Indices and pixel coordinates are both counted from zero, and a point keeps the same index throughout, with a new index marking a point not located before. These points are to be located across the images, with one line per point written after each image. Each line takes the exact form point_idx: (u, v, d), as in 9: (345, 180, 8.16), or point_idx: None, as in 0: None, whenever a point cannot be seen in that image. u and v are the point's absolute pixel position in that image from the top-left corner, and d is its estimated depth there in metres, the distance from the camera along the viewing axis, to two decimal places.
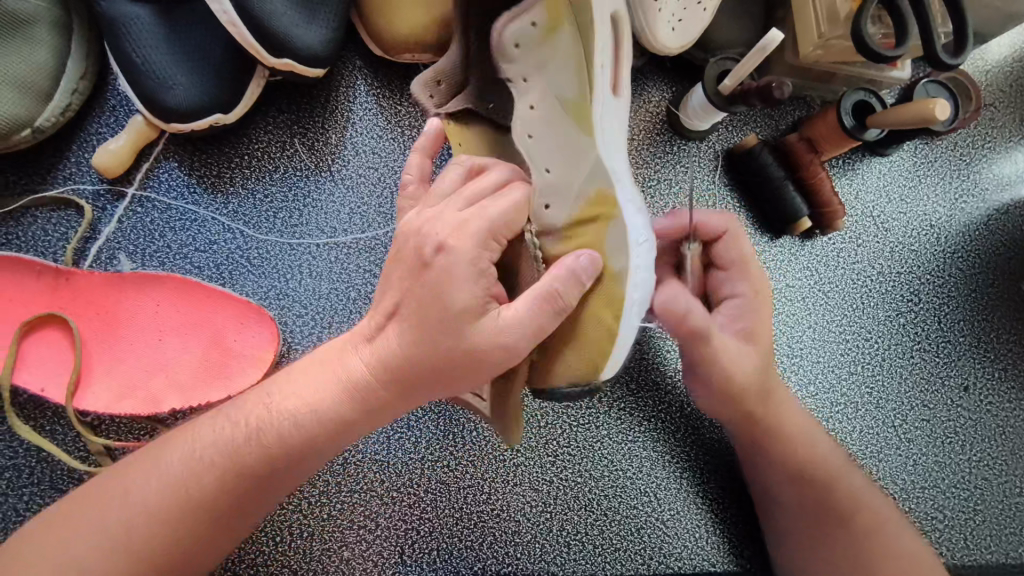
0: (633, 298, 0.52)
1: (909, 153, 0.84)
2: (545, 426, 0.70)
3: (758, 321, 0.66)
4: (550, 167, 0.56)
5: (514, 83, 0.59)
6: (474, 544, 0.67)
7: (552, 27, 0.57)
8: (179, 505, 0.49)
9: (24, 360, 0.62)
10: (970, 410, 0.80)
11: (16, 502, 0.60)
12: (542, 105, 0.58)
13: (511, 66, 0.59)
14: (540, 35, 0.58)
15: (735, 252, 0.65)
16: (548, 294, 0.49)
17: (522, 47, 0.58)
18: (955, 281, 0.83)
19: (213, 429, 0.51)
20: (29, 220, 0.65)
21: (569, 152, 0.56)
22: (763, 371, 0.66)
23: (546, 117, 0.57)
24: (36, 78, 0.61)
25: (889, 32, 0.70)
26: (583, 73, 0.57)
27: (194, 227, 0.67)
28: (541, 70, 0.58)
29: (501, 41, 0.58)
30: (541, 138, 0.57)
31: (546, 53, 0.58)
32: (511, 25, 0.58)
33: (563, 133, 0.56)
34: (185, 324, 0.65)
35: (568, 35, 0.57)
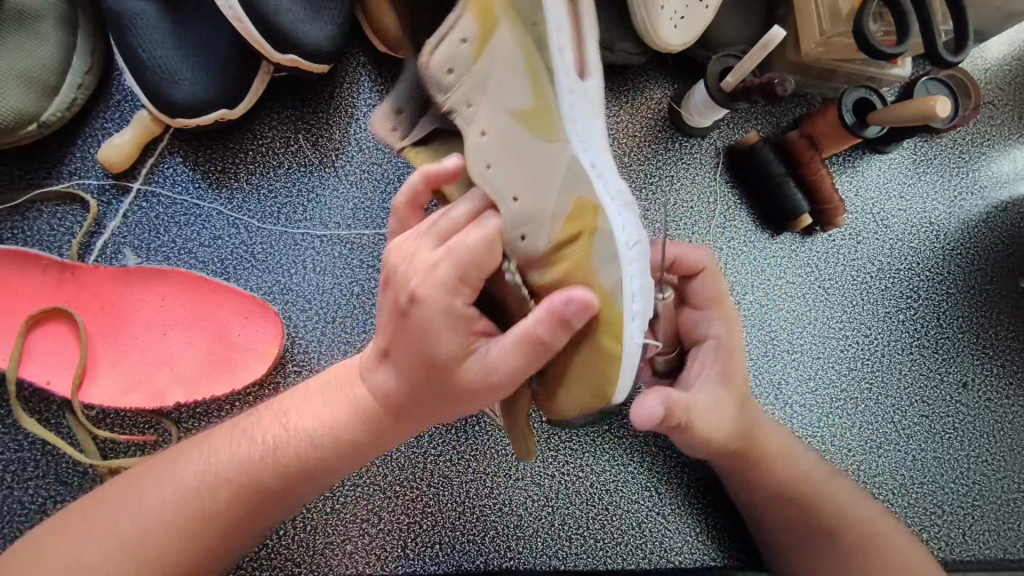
0: (634, 310, 0.48)
1: (909, 151, 0.85)
2: (547, 421, 0.71)
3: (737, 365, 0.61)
4: (518, 195, 0.49)
5: (456, 113, 0.52)
6: (477, 538, 0.67)
7: (484, 40, 0.50)
8: (195, 517, 0.51)
9: (30, 353, 0.62)
10: (969, 406, 0.80)
11: (21, 494, 0.60)
12: (496, 128, 0.50)
13: (450, 98, 0.51)
14: (474, 53, 0.50)
15: (711, 290, 0.64)
16: (526, 338, 0.46)
17: (458, 72, 0.50)
18: (954, 278, 0.83)
19: (231, 443, 0.53)
20: (34, 215, 0.65)
21: (538, 173, 0.50)
22: (739, 411, 0.62)
23: (503, 140, 0.50)
24: (42, 73, 0.61)
25: (891, 30, 0.70)
26: (536, 77, 0.50)
27: (198, 221, 0.68)
28: (484, 90, 0.51)
29: (432, 74, 0.50)
30: (502, 167, 0.50)
31: (487, 69, 0.50)
32: (440, 51, 0.50)
33: (522, 152, 0.50)
34: (189, 319, 0.65)
35: (506, 42, 0.50)
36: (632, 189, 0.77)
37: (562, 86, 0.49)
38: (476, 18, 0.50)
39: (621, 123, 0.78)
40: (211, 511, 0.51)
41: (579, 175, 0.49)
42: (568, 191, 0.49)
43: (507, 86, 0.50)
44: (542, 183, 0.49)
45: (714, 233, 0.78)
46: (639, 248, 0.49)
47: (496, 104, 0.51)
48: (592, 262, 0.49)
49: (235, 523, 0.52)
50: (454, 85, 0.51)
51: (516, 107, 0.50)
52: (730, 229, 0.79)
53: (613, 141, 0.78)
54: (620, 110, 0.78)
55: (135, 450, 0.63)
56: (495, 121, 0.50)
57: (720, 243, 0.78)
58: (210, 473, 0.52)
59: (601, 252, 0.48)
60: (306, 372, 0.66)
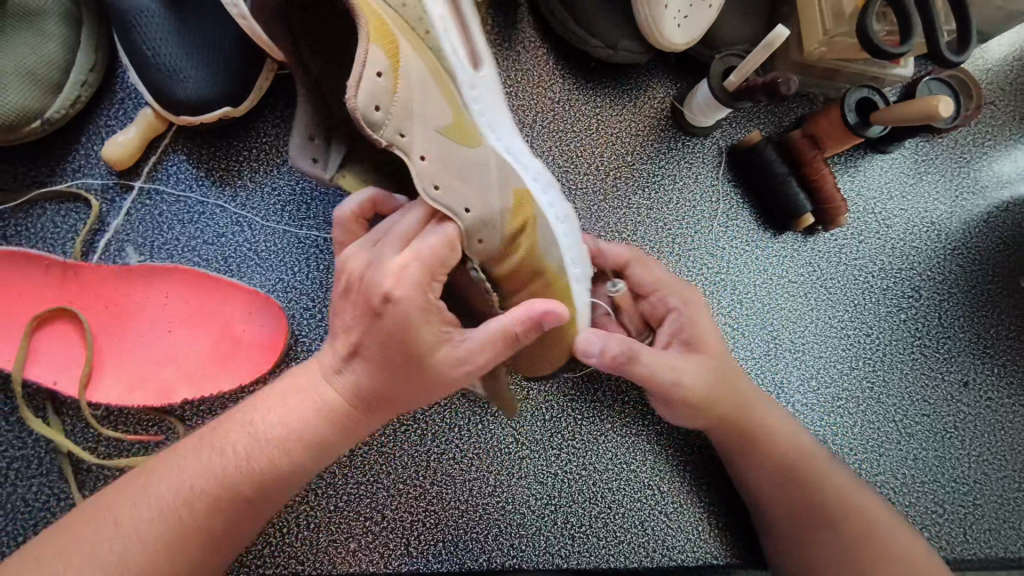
0: (576, 274, 0.60)
1: (910, 151, 0.85)
2: (551, 419, 0.71)
3: (699, 326, 0.64)
4: (469, 206, 0.52)
5: (393, 145, 0.49)
6: (480, 536, 0.67)
7: (394, 69, 0.48)
8: (178, 530, 0.48)
9: (36, 353, 0.62)
10: (969, 405, 0.80)
11: (25, 491, 0.61)
12: (435, 150, 0.51)
13: (384, 132, 0.48)
14: (391, 86, 0.48)
15: (647, 275, 0.67)
16: (504, 335, 0.49)
17: (384, 107, 0.48)
18: (955, 278, 0.84)
19: (200, 459, 0.50)
20: (38, 212, 0.65)
21: (478, 179, 0.54)
22: (718, 377, 0.63)
23: (444, 159, 0.52)
24: (46, 70, 0.61)
25: (894, 30, 0.70)
26: (449, 93, 0.54)
27: (202, 219, 0.68)
28: (411, 117, 0.50)
29: (360, 114, 0.46)
30: (450, 186, 0.51)
31: (409, 96, 0.50)
32: (362, 90, 0.46)
33: (462, 165, 0.53)
34: (193, 316, 0.65)
35: (414, 66, 0.50)
36: (635, 187, 0.78)
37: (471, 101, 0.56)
38: (380, 47, 0.47)
39: (624, 122, 0.78)
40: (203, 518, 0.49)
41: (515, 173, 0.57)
42: (507, 187, 0.56)
43: (429, 107, 0.51)
44: (484, 193, 0.54)
45: (716, 233, 0.79)
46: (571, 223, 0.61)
47: (425, 127, 0.51)
48: (540, 245, 0.58)
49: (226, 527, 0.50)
50: (382, 121, 0.48)
51: (440, 125, 0.52)
52: (732, 228, 0.79)
53: (616, 140, 0.78)
54: (623, 109, 0.79)
55: (138, 450, 0.62)
56: (433, 145, 0.51)
57: (723, 242, 0.79)
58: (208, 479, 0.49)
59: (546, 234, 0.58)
60: None
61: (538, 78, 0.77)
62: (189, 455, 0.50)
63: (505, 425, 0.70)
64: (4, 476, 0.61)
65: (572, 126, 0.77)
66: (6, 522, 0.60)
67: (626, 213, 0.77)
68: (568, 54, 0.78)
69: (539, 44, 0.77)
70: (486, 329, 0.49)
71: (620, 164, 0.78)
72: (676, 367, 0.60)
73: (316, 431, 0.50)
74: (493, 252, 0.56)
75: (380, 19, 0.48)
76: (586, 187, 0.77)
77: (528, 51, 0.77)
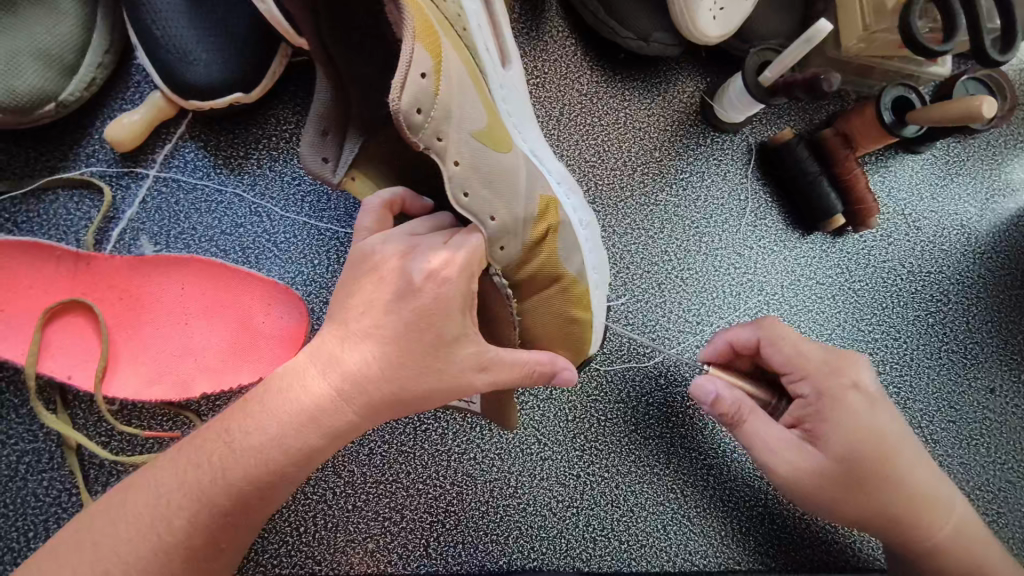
0: (594, 280, 0.63)
1: (942, 151, 0.83)
2: (573, 419, 0.69)
3: (838, 419, 0.56)
4: (495, 213, 0.51)
5: (429, 148, 0.46)
6: (500, 538, 0.66)
7: (438, 70, 0.45)
8: (148, 559, 0.44)
9: (48, 347, 0.60)
10: (996, 412, 0.79)
11: (35, 486, 0.59)
12: (468, 156, 0.49)
13: (422, 136, 0.45)
14: (434, 88, 0.45)
15: (777, 351, 0.60)
16: (525, 367, 0.51)
17: (426, 110, 0.44)
18: (983, 282, 0.82)
19: (194, 459, 0.46)
20: (50, 199, 0.63)
21: (508, 187, 0.52)
22: (857, 461, 0.55)
23: (477, 164, 0.50)
24: (61, 51, 0.59)
25: (936, 26, 0.68)
26: (481, 96, 0.52)
27: (220, 208, 0.66)
28: (449, 120, 0.47)
29: (402, 117, 0.43)
30: (479, 192, 0.50)
31: (450, 99, 0.47)
32: (406, 91, 0.43)
33: (493, 171, 0.51)
34: (210, 308, 0.63)
35: (455, 67, 0.48)
36: (662, 184, 0.76)
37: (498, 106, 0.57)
38: (426, 46, 0.44)
39: (652, 116, 0.76)
40: (211, 532, 0.45)
41: (538, 180, 0.57)
42: (533, 191, 0.55)
43: (468, 110, 0.49)
44: (512, 200, 0.52)
45: (744, 233, 0.77)
46: (588, 227, 0.63)
47: (461, 130, 0.48)
48: (560, 252, 0.57)
49: (223, 538, 0.46)
50: (423, 125, 0.45)
51: (475, 128, 0.50)
52: (760, 228, 0.77)
53: (644, 134, 0.76)
54: (652, 103, 0.76)
55: (154, 445, 0.62)
56: (467, 150, 0.49)
57: (750, 242, 0.77)
58: (212, 490, 0.45)
59: (564, 241, 0.58)
60: None
61: (566, 69, 0.75)
62: (174, 459, 0.46)
63: (526, 425, 0.68)
64: (14, 470, 0.59)
65: (600, 120, 0.75)
66: (15, 517, 0.58)
67: (652, 210, 0.75)
68: (596, 45, 0.75)
69: (567, 34, 0.75)
70: (517, 357, 0.51)
71: (648, 159, 0.76)
72: (779, 453, 0.57)
73: (330, 421, 0.46)
74: (513, 259, 0.54)
75: (426, 19, 0.45)
76: (612, 182, 0.75)
77: (556, 41, 0.75)
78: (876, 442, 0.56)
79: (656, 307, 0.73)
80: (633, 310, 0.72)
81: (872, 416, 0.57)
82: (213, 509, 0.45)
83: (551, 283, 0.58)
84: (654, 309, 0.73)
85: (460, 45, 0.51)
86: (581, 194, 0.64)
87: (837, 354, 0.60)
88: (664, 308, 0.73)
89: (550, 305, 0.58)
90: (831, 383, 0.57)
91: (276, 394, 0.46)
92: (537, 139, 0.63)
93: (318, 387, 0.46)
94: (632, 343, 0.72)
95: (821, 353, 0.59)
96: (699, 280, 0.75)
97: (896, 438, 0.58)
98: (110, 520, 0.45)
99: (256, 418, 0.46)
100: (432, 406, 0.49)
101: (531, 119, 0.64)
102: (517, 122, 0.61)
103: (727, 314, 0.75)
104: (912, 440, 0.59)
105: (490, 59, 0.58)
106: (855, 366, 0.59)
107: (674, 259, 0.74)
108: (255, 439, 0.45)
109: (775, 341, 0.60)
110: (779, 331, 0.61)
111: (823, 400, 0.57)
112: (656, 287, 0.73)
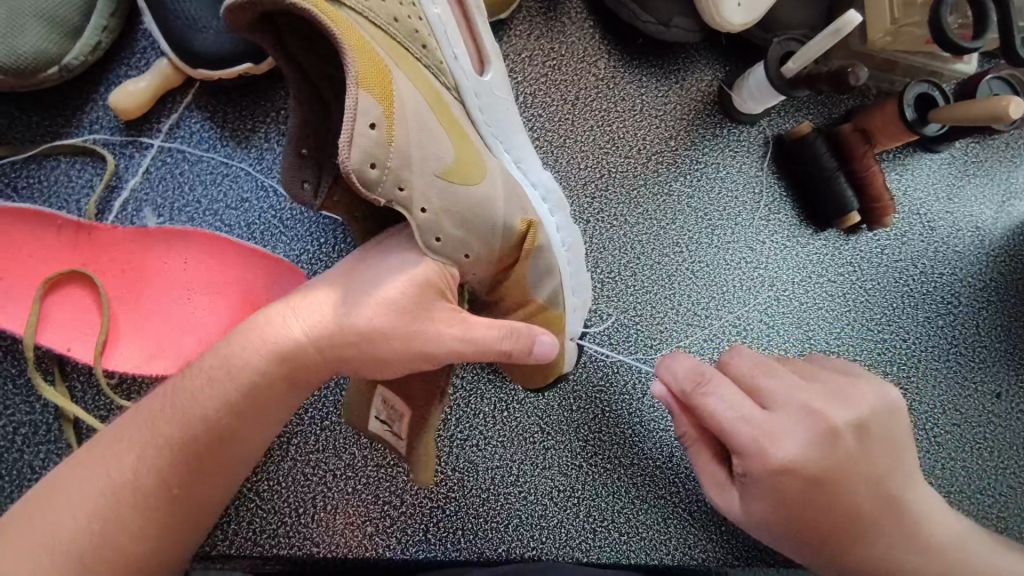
0: (573, 303, 0.62)
1: (960, 151, 0.82)
2: (577, 409, 0.69)
3: (767, 497, 0.50)
4: (470, 251, 0.50)
5: (392, 201, 0.44)
6: (499, 525, 0.65)
7: (389, 117, 0.43)
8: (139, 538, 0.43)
9: (47, 319, 0.58)
10: (1001, 417, 0.78)
11: (31, 458, 0.58)
12: (437, 201, 0.47)
13: (381, 189, 0.43)
14: (388, 137, 0.43)
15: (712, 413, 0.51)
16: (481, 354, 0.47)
17: (380, 163, 0.42)
18: (995, 286, 0.81)
19: None
20: (51, 165, 0.62)
21: (485, 219, 0.50)
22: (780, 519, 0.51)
23: (449, 206, 0.47)
24: (67, 13, 0.57)
25: (966, 23, 0.67)
26: (445, 127, 0.49)
27: (225, 181, 0.64)
28: (410, 166, 0.45)
29: (355, 174, 0.41)
30: (451, 234, 0.48)
31: (407, 141, 0.44)
32: (355, 147, 0.40)
33: (466, 209, 0.49)
34: (214, 282, 0.62)
35: (410, 104, 0.46)
36: (678, 173, 0.74)
37: (478, 120, 0.57)
38: (373, 94, 0.42)
39: (669, 104, 0.75)
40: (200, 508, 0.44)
41: (521, 200, 0.55)
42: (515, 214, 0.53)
43: (432, 147, 0.47)
44: (486, 232, 0.51)
45: (757, 227, 0.76)
46: (572, 248, 0.61)
47: (425, 172, 0.46)
48: (532, 278, 0.56)
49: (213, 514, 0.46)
50: (379, 179, 0.43)
51: (441, 166, 0.47)
52: (773, 223, 0.76)
53: (660, 123, 0.74)
54: (670, 90, 0.75)
55: None
56: (435, 193, 0.46)
57: (763, 237, 0.76)
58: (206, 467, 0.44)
59: (536, 266, 0.56)
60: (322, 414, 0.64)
61: (583, 52, 0.73)
62: (145, 415, 0.45)
63: (530, 413, 0.68)
64: (11, 441, 0.58)
65: (615, 106, 0.73)
66: (11, 489, 0.57)
67: (665, 200, 0.73)
68: (616, 29, 0.74)
69: (586, 16, 0.73)
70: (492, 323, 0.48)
71: (663, 148, 0.74)
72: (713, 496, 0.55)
73: None
74: (483, 278, 0.55)
75: (373, 60, 0.43)
76: (626, 171, 0.73)
77: (574, 22, 0.73)
78: (815, 512, 0.50)
79: (663, 301, 0.72)
80: (641, 301, 0.71)
81: (802, 483, 0.49)
82: (182, 463, 0.43)
83: (544, 289, 0.57)
84: (661, 303, 0.72)
85: (416, 67, 0.50)
86: (566, 210, 0.62)
87: (764, 424, 0.50)
88: (671, 302, 0.72)
89: (544, 308, 0.58)
90: (761, 466, 0.49)
91: (269, 348, 0.45)
92: (524, 149, 0.61)
93: (308, 340, 0.45)
94: (640, 332, 0.70)
95: (749, 426, 0.50)
96: (710, 274, 0.74)
97: (834, 492, 0.50)
98: (77, 474, 0.43)
99: (223, 374, 0.44)
100: (403, 359, 0.46)
101: (518, 122, 0.61)
102: (498, 132, 0.59)
103: (737, 309, 0.74)
104: (875, 507, 0.52)
105: (467, 66, 0.56)
106: (793, 437, 0.50)
107: (684, 251, 0.73)
108: (229, 384, 0.44)
109: (700, 407, 0.52)
110: (707, 396, 0.52)
111: (749, 478, 0.50)
112: (665, 280, 0.72)
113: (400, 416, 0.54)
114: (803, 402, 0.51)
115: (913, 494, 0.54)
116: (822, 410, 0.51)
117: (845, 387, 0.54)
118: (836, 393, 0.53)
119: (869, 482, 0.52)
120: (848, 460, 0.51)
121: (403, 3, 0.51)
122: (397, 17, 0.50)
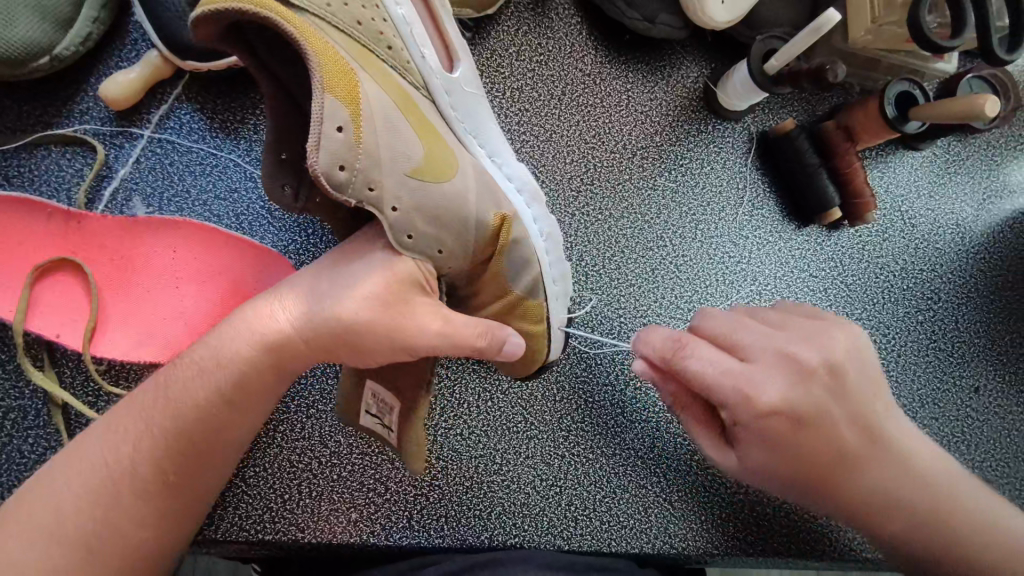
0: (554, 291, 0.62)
1: (941, 150, 0.84)
2: (561, 401, 0.70)
3: (759, 445, 0.50)
4: (442, 245, 0.51)
5: (362, 201, 0.45)
6: (483, 513, 0.66)
7: (357, 120, 0.43)
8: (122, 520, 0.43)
9: (37, 307, 0.59)
10: (979, 411, 0.79)
11: (20, 443, 0.59)
12: (407, 198, 0.47)
13: (351, 191, 0.44)
14: (356, 140, 0.43)
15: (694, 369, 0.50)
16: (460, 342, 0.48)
17: (349, 166, 0.43)
18: (974, 282, 0.82)
19: None
20: (42, 154, 0.62)
21: (460, 212, 0.51)
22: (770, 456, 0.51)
23: (421, 203, 0.48)
24: (58, 3, 0.58)
25: (944, 23, 0.68)
26: (415, 124, 0.50)
27: (214, 172, 0.65)
28: (380, 167, 0.45)
29: (325, 176, 0.42)
30: (423, 231, 0.49)
31: (374, 142, 0.45)
32: (322, 150, 0.41)
33: (435, 206, 0.49)
34: (202, 271, 0.63)
35: (377, 103, 0.46)
36: (663, 168, 0.75)
37: (450, 116, 0.58)
38: (340, 98, 0.42)
39: (656, 100, 0.76)
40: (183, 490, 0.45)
41: (497, 194, 0.56)
42: (490, 209, 0.54)
43: (400, 147, 0.47)
44: (460, 226, 0.52)
45: (740, 222, 0.77)
46: (550, 240, 0.62)
47: (395, 173, 0.46)
48: (508, 271, 0.57)
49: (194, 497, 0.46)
50: (348, 181, 0.43)
51: (411, 166, 0.48)
52: (756, 218, 0.77)
53: (646, 119, 0.76)
54: (656, 87, 0.76)
55: None
56: (405, 192, 0.47)
57: (746, 231, 0.77)
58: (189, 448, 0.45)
59: (513, 259, 0.57)
60: (309, 402, 0.66)
61: (570, 47, 0.74)
62: (137, 402, 0.46)
63: (513, 403, 0.69)
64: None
65: (601, 100, 0.74)
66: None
67: (648, 194, 0.74)
68: (604, 25, 0.75)
69: (575, 12, 0.74)
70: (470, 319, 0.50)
71: (648, 143, 0.75)
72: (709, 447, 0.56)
73: None
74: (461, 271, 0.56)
75: (339, 63, 0.43)
76: (611, 165, 0.74)
77: (561, 18, 0.74)
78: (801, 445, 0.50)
79: (647, 293, 0.73)
80: (625, 293, 0.72)
81: (786, 425, 0.50)
82: (171, 448, 0.44)
83: (523, 278, 0.58)
84: (645, 294, 0.73)
85: (382, 65, 0.51)
86: (543, 200, 0.62)
87: (745, 370, 0.50)
88: (654, 294, 0.73)
89: (522, 300, 0.59)
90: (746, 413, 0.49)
91: (252, 335, 0.47)
92: (498, 143, 0.61)
93: (289, 327, 0.47)
94: (622, 325, 0.71)
95: (732, 378, 0.49)
96: (691, 266, 0.75)
97: (819, 423, 0.50)
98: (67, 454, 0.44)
99: (210, 361, 0.46)
100: (383, 347, 0.47)
101: (489, 114, 0.62)
102: (468, 128, 0.59)
103: (719, 303, 0.75)
104: (856, 434, 0.52)
105: (435, 62, 0.56)
106: (774, 383, 0.50)
107: (667, 244, 0.74)
108: (221, 374, 0.45)
109: (683, 371, 0.51)
110: (688, 357, 0.51)
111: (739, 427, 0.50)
112: (648, 272, 0.73)
113: (389, 407, 0.55)
114: (779, 347, 0.51)
115: (892, 424, 0.54)
116: (799, 355, 0.51)
117: (817, 331, 0.53)
118: (809, 336, 0.53)
119: (849, 412, 0.52)
120: (825, 398, 0.51)
121: (366, 5, 0.51)
122: (361, 19, 0.50)
